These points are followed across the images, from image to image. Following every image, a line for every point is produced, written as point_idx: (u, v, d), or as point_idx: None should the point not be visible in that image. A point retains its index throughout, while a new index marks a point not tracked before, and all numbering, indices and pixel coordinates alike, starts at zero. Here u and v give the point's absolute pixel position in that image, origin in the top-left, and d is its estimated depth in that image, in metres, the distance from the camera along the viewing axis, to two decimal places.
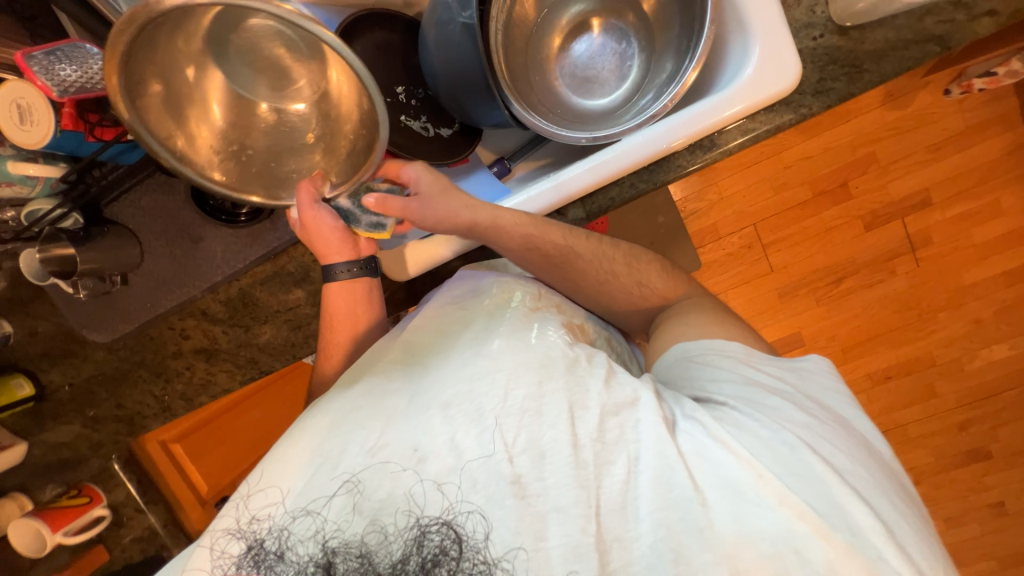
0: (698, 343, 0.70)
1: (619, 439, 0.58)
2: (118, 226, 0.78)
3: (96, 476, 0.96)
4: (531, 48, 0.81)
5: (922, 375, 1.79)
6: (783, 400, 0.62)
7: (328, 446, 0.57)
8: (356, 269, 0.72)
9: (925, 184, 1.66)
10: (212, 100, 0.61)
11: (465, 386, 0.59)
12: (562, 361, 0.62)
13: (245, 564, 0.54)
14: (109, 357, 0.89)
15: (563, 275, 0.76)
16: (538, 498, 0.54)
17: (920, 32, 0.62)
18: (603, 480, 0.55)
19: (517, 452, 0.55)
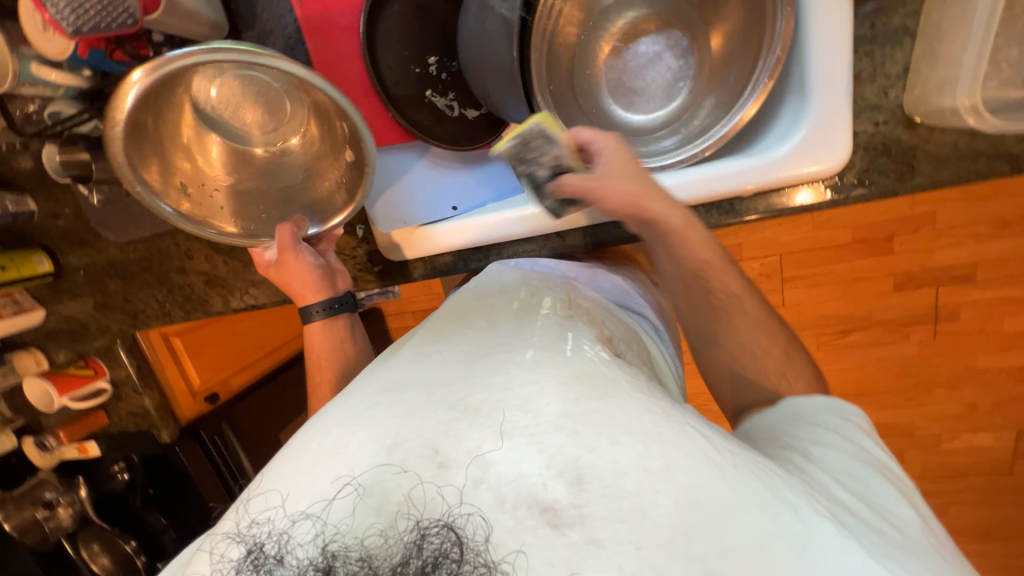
0: (812, 402, 0.60)
1: (666, 470, 0.46)
2: None
3: (101, 353, 1.06)
4: (579, 45, 0.74)
5: (895, 441, 1.79)
6: (889, 485, 0.52)
7: (348, 441, 0.50)
8: (334, 306, 0.77)
9: (976, 258, 1.55)
10: (211, 157, 0.69)
11: (499, 394, 0.51)
12: (601, 381, 0.52)
13: (244, 569, 0.46)
14: (120, 255, 0.95)
15: (680, 287, 0.68)
16: (571, 527, 0.44)
17: (995, 146, 0.59)
18: (643, 513, 0.44)
19: (551, 475, 0.46)
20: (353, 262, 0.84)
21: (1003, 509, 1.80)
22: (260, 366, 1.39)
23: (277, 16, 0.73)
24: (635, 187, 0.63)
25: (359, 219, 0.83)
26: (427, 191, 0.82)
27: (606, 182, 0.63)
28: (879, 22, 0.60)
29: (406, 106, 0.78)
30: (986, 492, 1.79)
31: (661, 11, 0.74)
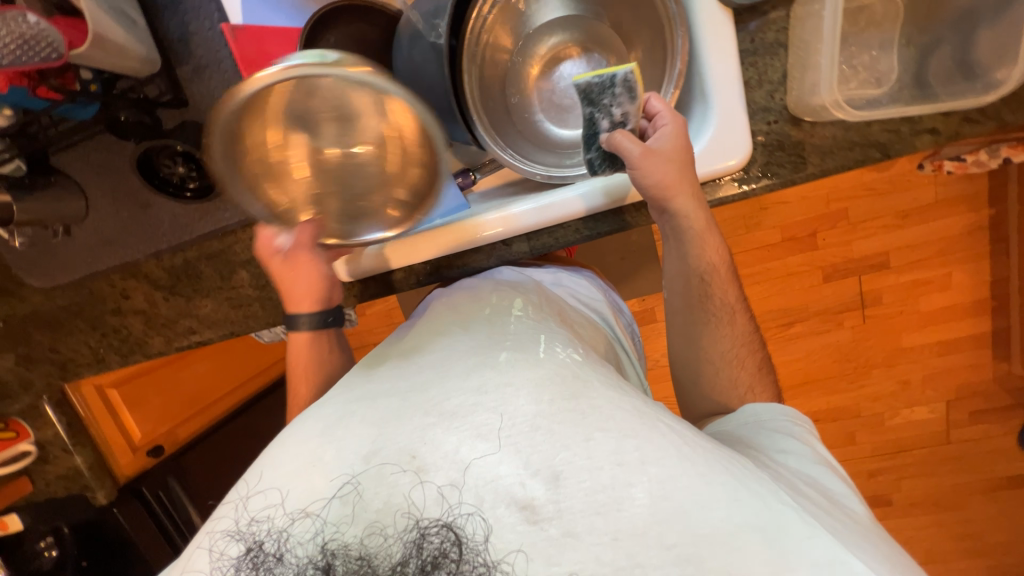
0: (769, 409, 0.67)
1: (641, 461, 0.48)
2: (65, 178, 0.77)
3: (25, 412, 0.97)
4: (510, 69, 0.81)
5: (846, 424, 1.91)
6: (838, 481, 0.58)
7: (327, 448, 0.51)
8: (323, 319, 0.72)
9: (887, 247, 1.73)
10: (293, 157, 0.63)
11: (473, 398, 0.52)
12: (573, 380, 0.55)
13: (243, 568, 0.47)
14: (46, 301, 0.89)
15: (674, 289, 0.75)
16: (550, 521, 0.46)
17: (864, 136, 0.65)
18: (621, 505, 0.47)
19: (530, 473, 0.48)
20: None
21: (949, 478, 1.92)
22: (215, 409, 1.31)
23: (212, 51, 0.73)
24: (670, 175, 0.65)
25: None
26: None
27: (657, 155, 0.65)
28: (758, 36, 0.67)
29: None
30: (931, 463, 1.92)
31: (579, 36, 0.82)
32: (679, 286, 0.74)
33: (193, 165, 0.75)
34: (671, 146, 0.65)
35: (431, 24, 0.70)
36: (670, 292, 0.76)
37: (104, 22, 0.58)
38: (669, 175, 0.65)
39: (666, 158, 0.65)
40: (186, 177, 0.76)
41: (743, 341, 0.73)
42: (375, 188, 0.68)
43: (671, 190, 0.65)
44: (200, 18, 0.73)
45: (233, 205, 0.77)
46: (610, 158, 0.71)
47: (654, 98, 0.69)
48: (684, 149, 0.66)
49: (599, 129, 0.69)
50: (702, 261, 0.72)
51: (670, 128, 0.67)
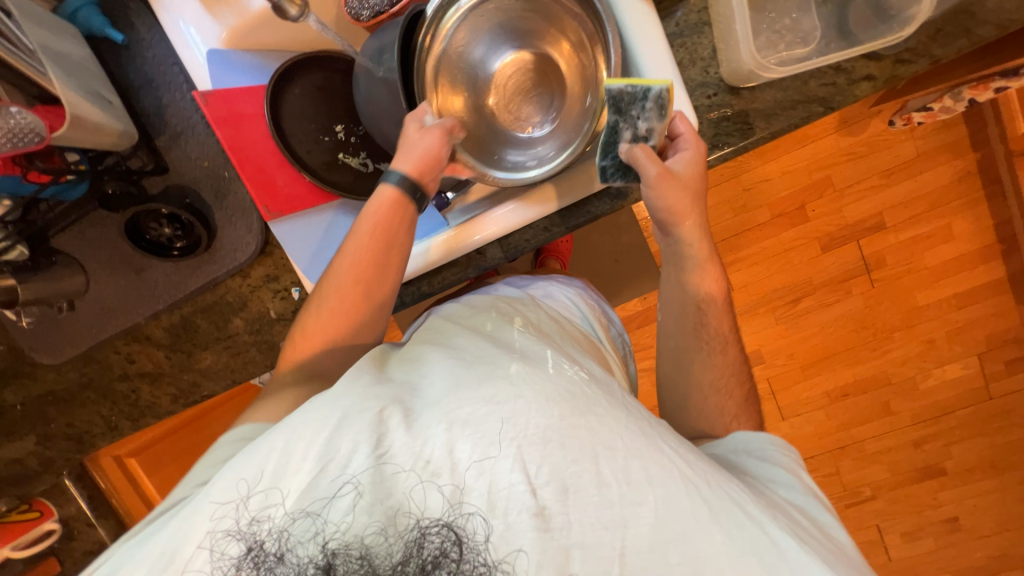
0: (757, 435, 0.67)
1: (646, 481, 0.52)
2: (65, 256, 0.82)
3: (49, 491, 1.01)
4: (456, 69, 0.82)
5: (877, 394, 1.83)
6: (827, 511, 0.60)
7: (338, 441, 0.51)
8: (412, 190, 0.71)
9: (879, 208, 1.72)
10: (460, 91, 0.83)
11: (485, 408, 0.52)
12: (582, 396, 0.55)
13: (245, 566, 0.49)
14: (59, 378, 0.93)
15: (672, 314, 0.75)
16: (559, 531, 0.49)
17: (805, 94, 0.67)
18: (628, 521, 0.50)
19: (540, 483, 0.50)
20: None
21: (1001, 436, 1.82)
22: None
23: (186, 118, 0.79)
24: (682, 202, 0.68)
25: (293, 281, 0.84)
26: None
27: (672, 182, 0.66)
28: (680, 20, 0.70)
29: (320, 171, 0.84)
30: (977, 422, 1.82)
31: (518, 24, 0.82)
32: (675, 309, 0.75)
33: (179, 225, 0.79)
34: (686, 173, 0.66)
35: (377, 60, 0.76)
36: (666, 315, 0.76)
37: (80, 103, 0.63)
38: (682, 199, 0.67)
39: (676, 184, 0.67)
40: (172, 237, 0.80)
41: (733, 372, 0.74)
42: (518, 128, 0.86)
43: (672, 213, 0.68)
44: (172, 91, 0.79)
45: (220, 256, 0.81)
46: (624, 170, 0.69)
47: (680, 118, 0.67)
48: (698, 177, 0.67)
49: (619, 138, 0.67)
50: (697, 290, 0.73)
51: (689, 155, 0.67)
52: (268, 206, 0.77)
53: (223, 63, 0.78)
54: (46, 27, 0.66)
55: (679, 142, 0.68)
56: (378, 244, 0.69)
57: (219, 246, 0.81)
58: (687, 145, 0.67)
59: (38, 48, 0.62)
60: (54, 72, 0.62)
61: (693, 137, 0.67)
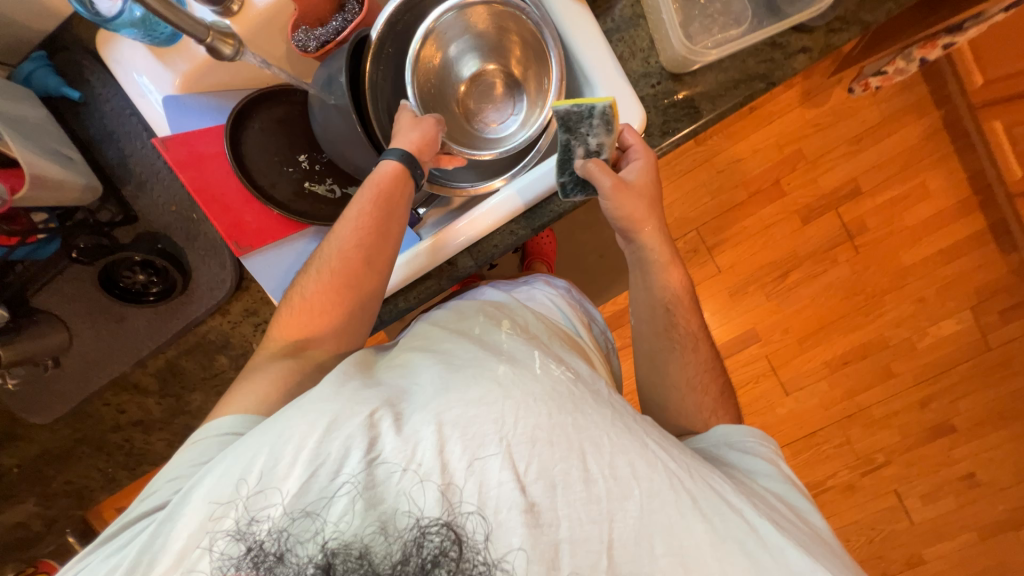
0: (738, 429, 0.71)
1: (631, 476, 0.53)
2: (45, 314, 0.82)
3: (54, 552, 1.00)
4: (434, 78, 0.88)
5: (877, 359, 1.83)
6: (804, 498, 0.63)
7: (332, 444, 0.51)
8: (407, 164, 0.73)
9: (853, 174, 1.74)
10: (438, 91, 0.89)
11: (473, 408, 0.52)
12: (569, 396, 0.56)
13: (244, 566, 0.49)
14: (52, 436, 0.93)
15: (643, 317, 0.77)
16: (550, 527, 0.50)
17: (744, 72, 0.68)
18: (614, 516, 0.52)
19: (529, 480, 0.51)
20: None
21: (1006, 386, 1.82)
22: None
23: (149, 166, 0.81)
24: (640, 210, 0.70)
25: (272, 313, 0.85)
26: None
27: (629, 193, 0.68)
28: (615, 16, 0.72)
29: (290, 203, 0.86)
30: (979, 375, 1.82)
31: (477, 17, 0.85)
32: (646, 313, 0.76)
33: (152, 269, 0.80)
34: (641, 182, 0.69)
35: (327, 90, 0.80)
36: (640, 320, 0.78)
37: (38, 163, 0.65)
38: (638, 208, 0.70)
39: (635, 193, 0.69)
40: (147, 282, 0.80)
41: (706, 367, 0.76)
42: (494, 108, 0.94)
43: (633, 224, 0.70)
44: (133, 141, 0.81)
45: (199, 295, 0.82)
46: (582, 183, 0.71)
47: (627, 130, 0.69)
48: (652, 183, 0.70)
49: (574, 156, 0.69)
50: (664, 292, 0.75)
51: (643, 163, 0.69)
52: (237, 242, 0.78)
53: (179, 108, 0.80)
54: (6, 96, 0.70)
55: (630, 152, 0.70)
56: (375, 217, 0.71)
57: (197, 287, 0.82)
58: (639, 156, 0.69)
59: None
60: (7, 134, 0.63)
61: (641, 146, 0.70)
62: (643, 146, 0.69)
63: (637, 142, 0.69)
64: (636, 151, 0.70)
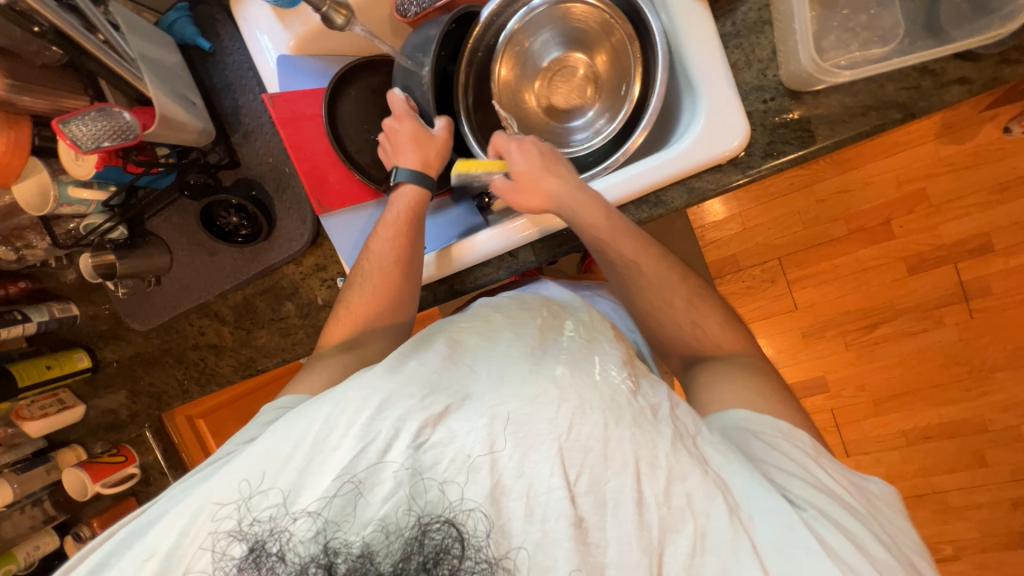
0: (763, 419, 0.61)
1: (686, 507, 0.53)
2: (155, 237, 0.93)
3: (133, 440, 1.16)
4: (513, 70, 0.93)
5: (970, 442, 1.59)
6: (847, 516, 0.55)
7: (380, 424, 0.54)
8: (419, 175, 0.80)
9: (985, 228, 1.50)
10: (516, 83, 0.94)
11: (527, 406, 0.55)
12: (627, 407, 0.57)
13: (246, 566, 0.52)
14: (146, 342, 1.07)
15: (703, 341, 0.71)
16: (597, 547, 0.52)
17: (879, 98, 0.60)
18: (664, 548, 0.52)
19: (580, 492, 0.53)
20: None
21: None
22: None
23: (256, 118, 0.87)
24: (541, 189, 0.72)
25: (339, 271, 0.91)
26: None
27: (520, 182, 0.74)
28: (739, 19, 0.65)
29: (369, 169, 0.90)
30: None
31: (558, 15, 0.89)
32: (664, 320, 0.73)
33: (245, 214, 0.88)
34: (521, 170, 0.75)
35: (415, 59, 0.85)
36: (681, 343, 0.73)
37: (168, 104, 0.71)
38: (530, 195, 0.73)
39: (524, 177, 0.74)
40: (239, 225, 0.89)
41: None
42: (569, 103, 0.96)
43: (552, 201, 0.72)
44: (246, 93, 0.87)
45: (279, 243, 0.89)
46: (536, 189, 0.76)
47: (497, 138, 0.78)
48: (531, 165, 0.74)
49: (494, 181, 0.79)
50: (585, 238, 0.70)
51: (517, 154, 0.76)
52: (320, 201, 0.85)
53: (289, 68, 0.85)
54: (145, 38, 0.75)
55: (511, 153, 0.77)
56: (407, 234, 0.78)
57: (279, 236, 0.88)
58: (513, 154, 0.76)
59: (137, 56, 0.70)
60: (148, 77, 0.71)
61: (514, 144, 0.77)
62: (510, 142, 0.78)
63: (507, 144, 0.78)
64: (510, 148, 0.77)
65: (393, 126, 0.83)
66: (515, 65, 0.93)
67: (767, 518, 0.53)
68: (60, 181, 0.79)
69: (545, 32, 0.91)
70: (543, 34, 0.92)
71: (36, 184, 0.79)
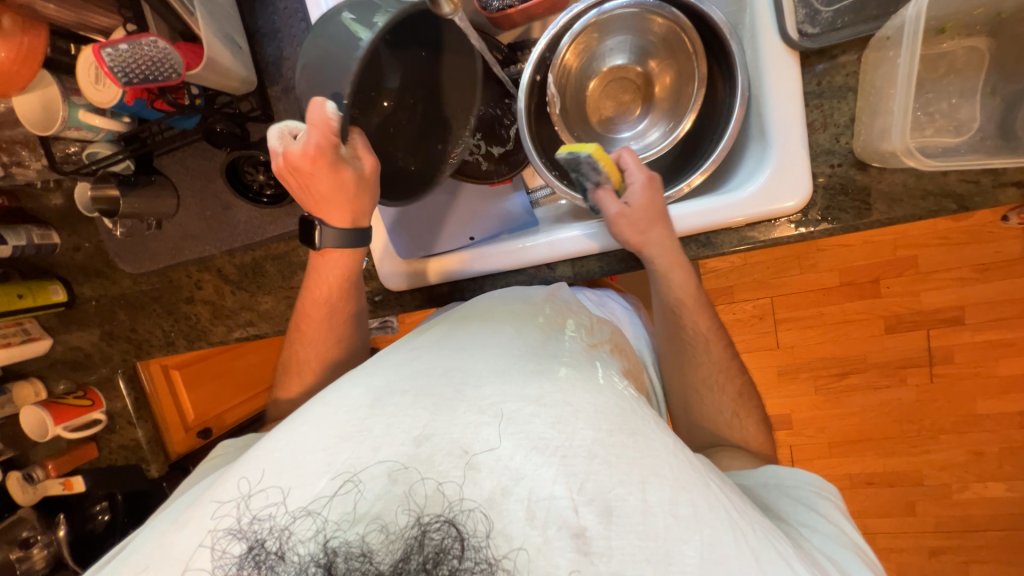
0: (793, 473, 0.66)
1: (693, 518, 0.49)
2: (163, 178, 0.86)
3: (101, 384, 1.08)
4: (601, 36, 0.86)
5: (906, 492, 1.73)
6: (867, 569, 0.54)
7: (372, 422, 0.53)
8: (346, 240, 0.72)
9: (962, 302, 1.60)
10: (591, 45, 0.87)
11: (532, 408, 0.53)
12: (631, 417, 0.56)
13: (245, 566, 0.48)
14: (133, 286, 1.00)
15: (714, 379, 0.75)
16: (600, 557, 0.46)
17: (939, 185, 0.62)
18: (671, 559, 0.47)
19: (582, 501, 0.48)
20: None
21: None
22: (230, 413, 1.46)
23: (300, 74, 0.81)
24: (642, 228, 0.69)
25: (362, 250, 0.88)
26: (435, 229, 0.87)
27: (633, 209, 0.70)
28: (825, 79, 0.66)
29: None
30: (1005, 548, 1.71)
31: (674, 39, 0.84)
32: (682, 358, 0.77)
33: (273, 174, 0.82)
34: (642, 204, 0.70)
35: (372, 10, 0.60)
36: (701, 381, 0.75)
37: (215, 45, 0.67)
38: (638, 231, 0.69)
39: (640, 214, 0.70)
40: (266, 184, 0.84)
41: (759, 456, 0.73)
42: (603, 98, 0.95)
43: (643, 250, 0.70)
44: (294, 45, 0.81)
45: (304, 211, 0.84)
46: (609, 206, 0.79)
47: (626, 153, 0.75)
48: (655, 203, 0.70)
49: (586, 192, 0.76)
50: (670, 295, 0.74)
51: (641, 185, 0.72)
52: None
53: None
54: None
55: (632, 179, 0.73)
56: (335, 301, 0.76)
57: None
58: (637, 180, 0.72)
59: None
60: (199, 13, 0.66)
61: (642, 173, 0.73)
62: (639, 172, 0.73)
63: (637, 171, 0.73)
64: (635, 176, 0.73)
65: (297, 162, 0.63)
66: (608, 32, 0.86)
67: (774, 542, 0.51)
68: (71, 103, 0.72)
69: (651, 34, 0.86)
70: (647, 34, 0.86)
71: (41, 99, 0.72)
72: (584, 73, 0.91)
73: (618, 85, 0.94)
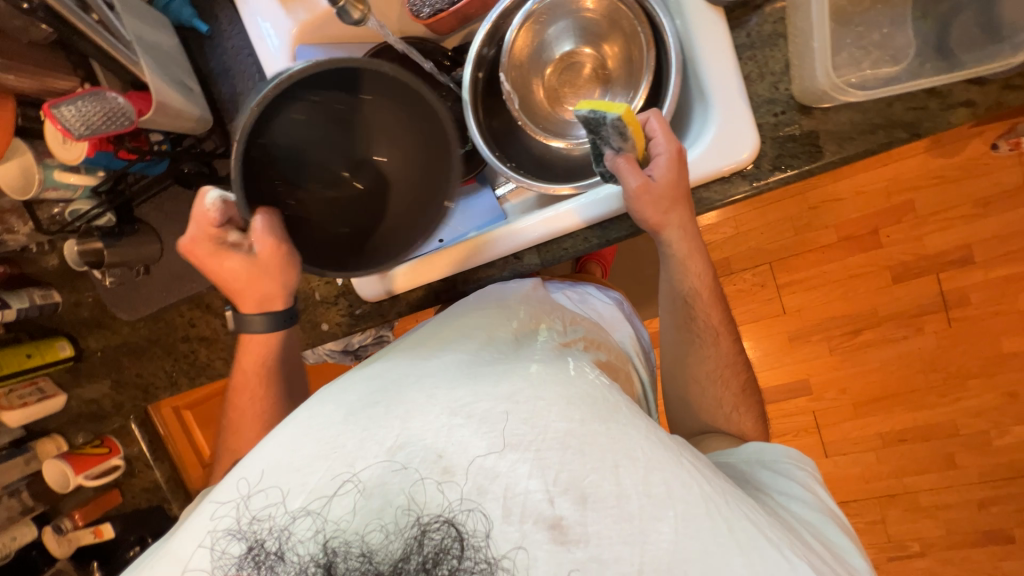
0: (770, 447, 0.66)
1: (666, 495, 0.48)
2: (144, 224, 0.89)
3: (116, 431, 1.12)
4: (549, 21, 0.88)
5: (942, 445, 1.66)
6: (839, 531, 0.56)
7: (344, 439, 0.51)
8: (272, 323, 0.72)
9: (969, 240, 1.54)
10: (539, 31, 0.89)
11: (504, 405, 0.51)
12: (604, 402, 0.54)
13: (245, 566, 0.47)
14: (131, 332, 1.03)
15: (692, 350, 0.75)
16: (576, 544, 0.46)
17: (887, 117, 0.62)
18: (646, 538, 0.46)
19: (558, 492, 0.47)
20: (337, 309, 0.91)
21: None
22: None
23: None
24: (663, 208, 0.65)
25: None
26: None
27: (657, 185, 0.64)
28: (753, 31, 0.66)
29: None
30: None
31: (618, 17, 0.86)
32: (674, 330, 0.76)
33: None
34: (666, 181, 0.64)
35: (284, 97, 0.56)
36: (688, 351, 0.75)
37: (161, 87, 0.70)
38: (660, 212, 0.65)
39: (663, 192, 0.64)
40: None
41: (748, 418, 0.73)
42: (558, 85, 0.94)
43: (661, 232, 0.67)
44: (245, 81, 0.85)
45: None
46: None
47: (656, 116, 0.66)
48: (681, 183, 0.65)
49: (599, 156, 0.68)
50: (684, 285, 0.73)
51: (665, 157, 0.65)
52: None
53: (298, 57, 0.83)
54: (141, 18, 0.73)
55: (655, 146, 0.65)
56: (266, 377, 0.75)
57: None
58: (660, 151, 0.65)
59: (133, 37, 0.70)
60: (146, 61, 0.70)
61: (666, 141, 0.65)
62: (664, 139, 0.65)
63: (661, 136, 0.65)
64: (659, 143, 0.65)
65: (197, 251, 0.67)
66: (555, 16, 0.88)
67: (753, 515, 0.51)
68: (46, 164, 0.76)
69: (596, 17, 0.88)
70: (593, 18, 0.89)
71: (20, 166, 0.76)
72: (536, 60, 0.92)
73: (571, 71, 0.94)
